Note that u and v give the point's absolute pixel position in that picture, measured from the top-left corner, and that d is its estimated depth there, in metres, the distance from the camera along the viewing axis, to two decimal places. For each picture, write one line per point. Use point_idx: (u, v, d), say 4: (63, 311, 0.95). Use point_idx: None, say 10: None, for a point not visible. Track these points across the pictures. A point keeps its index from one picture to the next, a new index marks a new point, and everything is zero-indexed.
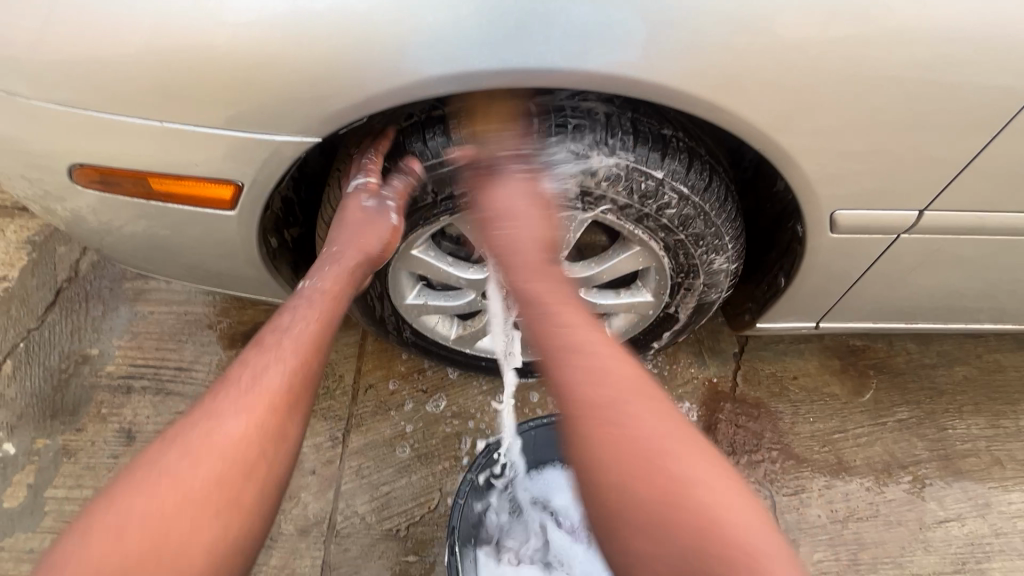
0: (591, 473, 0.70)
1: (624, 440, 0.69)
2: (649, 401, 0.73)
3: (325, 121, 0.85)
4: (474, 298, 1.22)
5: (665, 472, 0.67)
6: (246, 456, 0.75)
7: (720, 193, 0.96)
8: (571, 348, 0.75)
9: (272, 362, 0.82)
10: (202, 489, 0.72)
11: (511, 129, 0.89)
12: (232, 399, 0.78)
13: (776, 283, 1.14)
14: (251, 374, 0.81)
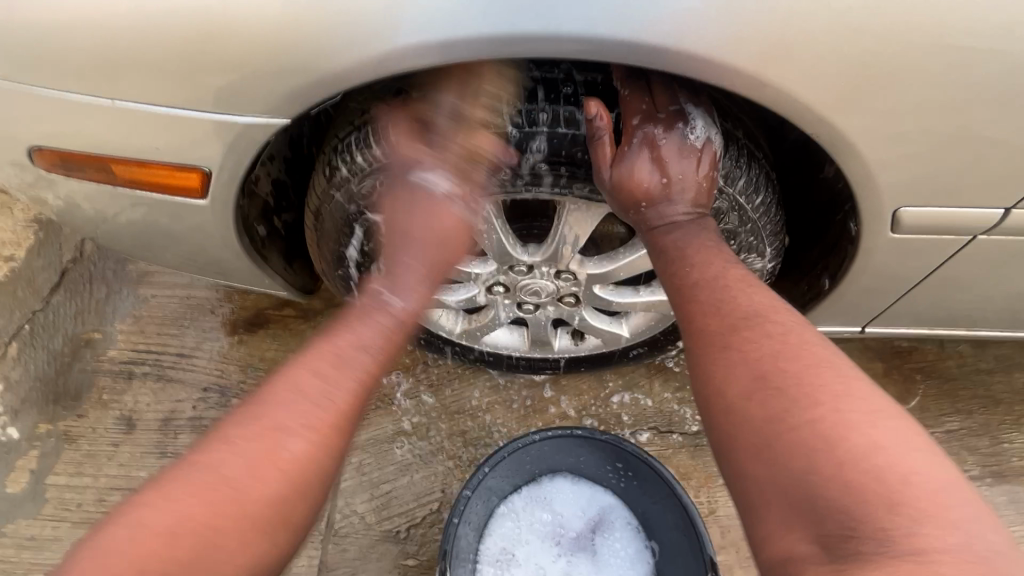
0: (713, 389, 0.67)
1: (721, 351, 0.68)
2: (788, 329, 0.68)
3: (297, 101, 0.74)
4: (478, 293, 1.12)
5: (761, 381, 0.63)
6: (249, 508, 0.63)
7: (758, 183, 0.82)
8: (692, 277, 0.75)
9: (297, 400, 0.69)
10: (219, 533, 0.62)
11: (513, 108, 0.76)
12: (237, 451, 0.65)
13: (819, 285, 1.00)
14: (315, 394, 0.70)
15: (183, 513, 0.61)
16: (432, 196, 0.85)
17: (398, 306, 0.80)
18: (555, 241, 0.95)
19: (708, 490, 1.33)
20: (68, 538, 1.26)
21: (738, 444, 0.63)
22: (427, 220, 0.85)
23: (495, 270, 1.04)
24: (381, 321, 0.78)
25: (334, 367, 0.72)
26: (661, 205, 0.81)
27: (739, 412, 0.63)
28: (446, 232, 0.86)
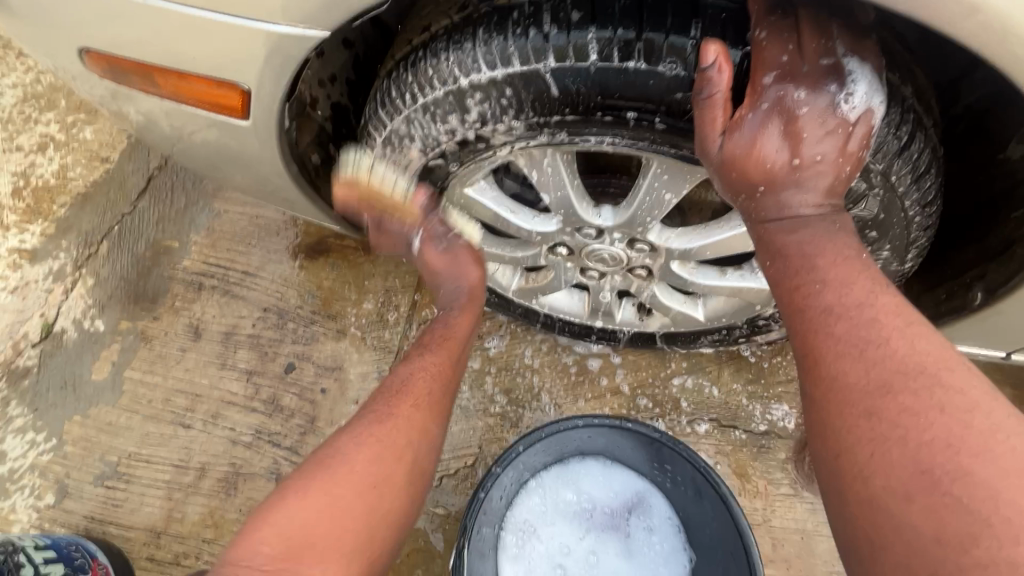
0: (846, 470, 0.51)
1: (869, 425, 0.51)
2: (974, 404, 0.49)
3: (344, 11, 0.64)
4: (537, 252, 1.01)
5: (930, 483, 0.47)
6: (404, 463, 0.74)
7: (919, 161, 0.61)
8: (826, 307, 0.57)
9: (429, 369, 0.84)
10: (370, 484, 0.70)
11: (600, 34, 0.60)
12: (398, 401, 0.78)
13: (968, 299, 0.78)
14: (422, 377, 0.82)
15: (351, 457, 0.71)
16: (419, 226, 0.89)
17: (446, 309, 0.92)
18: (634, 205, 0.80)
19: (766, 497, 1.20)
20: (138, 428, 1.37)
21: (885, 555, 0.47)
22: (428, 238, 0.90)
23: (560, 229, 0.91)
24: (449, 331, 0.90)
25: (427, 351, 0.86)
26: (783, 193, 0.61)
27: (883, 515, 0.48)
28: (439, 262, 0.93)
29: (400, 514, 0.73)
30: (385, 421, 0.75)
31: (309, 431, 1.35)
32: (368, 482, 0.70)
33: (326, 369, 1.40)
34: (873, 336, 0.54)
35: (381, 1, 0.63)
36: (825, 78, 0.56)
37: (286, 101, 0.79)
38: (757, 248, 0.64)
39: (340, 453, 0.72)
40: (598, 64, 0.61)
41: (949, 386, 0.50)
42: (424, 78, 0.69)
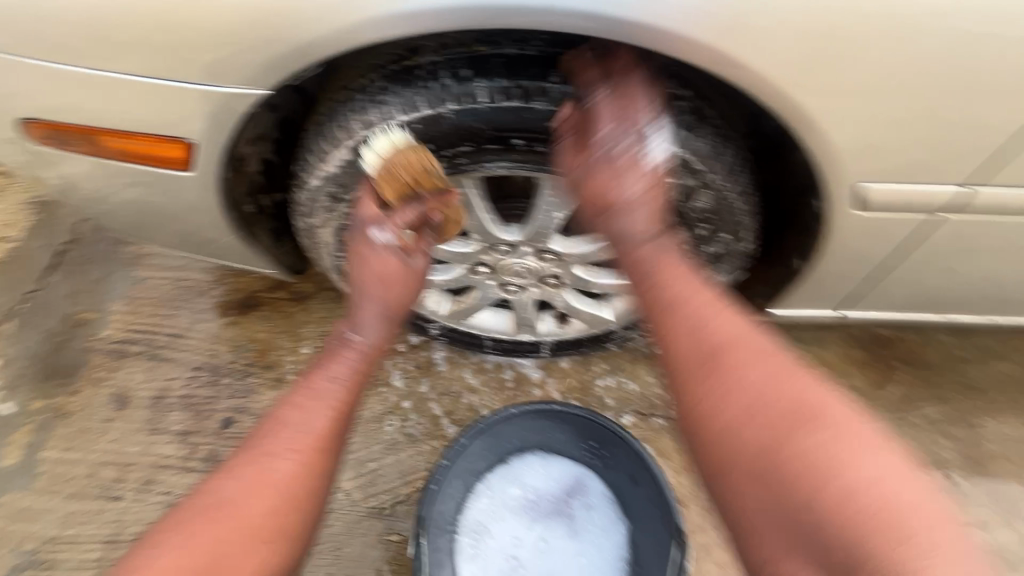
0: (717, 441, 0.74)
1: (710, 384, 0.76)
2: (765, 361, 0.75)
3: (276, 71, 0.78)
4: (461, 273, 1.14)
5: (753, 420, 0.72)
6: (297, 492, 0.84)
7: (729, 163, 0.84)
8: (678, 308, 0.81)
9: (318, 405, 0.91)
10: (260, 521, 0.80)
11: (488, 83, 0.77)
12: (288, 437, 0.87)
13: (790, 267, 1.03)
14: (297, 422, 0.88)
15: (240, 492, 0.81)
16: (378, 249, 0.94)
17: (360, 336, 0.98)
18: (535, 220, 0.97)
19: (689, 473, 1.35)
20: (59, 509, 1.29)
21: (728, 466, 0.73)
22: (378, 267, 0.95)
23: (478, 249, 1.06)
24: (343, 351, 0.97)
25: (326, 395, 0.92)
26: (617, 219, 0.85)
27: (740, 448, 0.72)
28: (388, 274, 0.97)
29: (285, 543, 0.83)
30: (273, 464, 0.84)
31: None
32: (259, 519, 0.81)
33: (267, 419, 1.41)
34: (704, 323, 0.79)
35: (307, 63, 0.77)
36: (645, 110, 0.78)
37: (227, 151, 0.91)
38: (624, 266, 0.88)
39: (223, 499, 0.81)
40: (489, 105, 0.78)
41: (757, 346, 0.76)
42: (348, 128, 0.85)
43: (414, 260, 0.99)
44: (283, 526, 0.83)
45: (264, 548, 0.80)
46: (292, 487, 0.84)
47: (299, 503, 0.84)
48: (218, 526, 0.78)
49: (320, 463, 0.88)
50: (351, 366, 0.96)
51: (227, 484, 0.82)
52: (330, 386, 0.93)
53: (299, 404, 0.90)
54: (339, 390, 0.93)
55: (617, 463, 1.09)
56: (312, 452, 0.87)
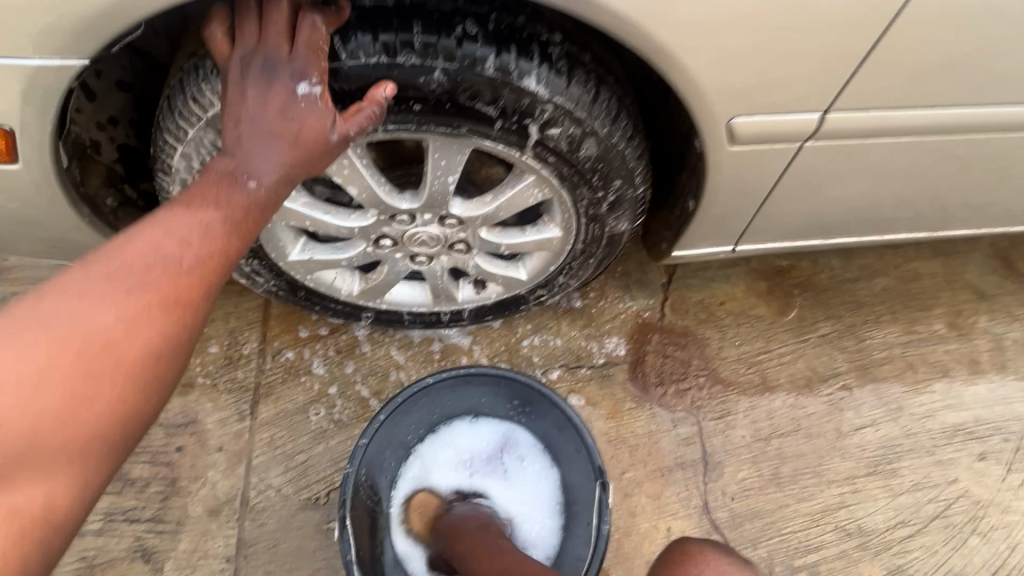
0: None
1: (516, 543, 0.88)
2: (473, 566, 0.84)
3: (94, 38, 0.70)
4: (364, 249, 1.10)
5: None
6: (169, 351, 0.63)
7: (610, 107, 0.85)
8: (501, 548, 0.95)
9: (201, 250, 0.66)
10: (128, 360, 0.60)
11: (348, 40, 0.73)
12: (158, 274, 0.63)
13: (686, 208, 1.07)
14: (173, 257, 0.64)
15: (111, 322, 0.59)
16: (282, 88, 0.70)
17: (257, 184, 0.70)
18: (429, 187, 0.93)
19: (617, 415, 1.41)
20: None
21: None
22: (291, 120, 0.70)
23: (376, 222, 1.01)
24: (234, 199, 0.69)
25: (215, 231, 0.67)
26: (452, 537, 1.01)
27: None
28: (301, 140, 0.71)
29: (154, 400, 0.62)
30: (141, 301, 0.61)
31: (170, 495, 1.25)
32: (129, 359, 0.60)
33: (179, 428, 1.31)
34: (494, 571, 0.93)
35: (129, 27, 0.70)
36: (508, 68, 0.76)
37: (59, 137, 0.82)
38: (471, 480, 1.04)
39: (77, 326, 0.57)
40: (352, 63, 0.74)
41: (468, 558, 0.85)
42: (201, 99, 0.76)
43: (331, 125, 0.72)
44: (148, 377, 0.61)
45: (134, 397, 0.60)
46: (167, 330, 0.62)
47: (170, 357, 0.63)
48: (74, 360, 0.56)
49: (199, 300, 0.65)
50: (244, 212, 0.70)
51: (87, 307, 0.58)
52: (208, 234, 0.67)
53: (170, 230, 0.65)
54: (228, 235, 0.68)
55: (545, 416, 1.12)
56: (190, 285, 0.65)
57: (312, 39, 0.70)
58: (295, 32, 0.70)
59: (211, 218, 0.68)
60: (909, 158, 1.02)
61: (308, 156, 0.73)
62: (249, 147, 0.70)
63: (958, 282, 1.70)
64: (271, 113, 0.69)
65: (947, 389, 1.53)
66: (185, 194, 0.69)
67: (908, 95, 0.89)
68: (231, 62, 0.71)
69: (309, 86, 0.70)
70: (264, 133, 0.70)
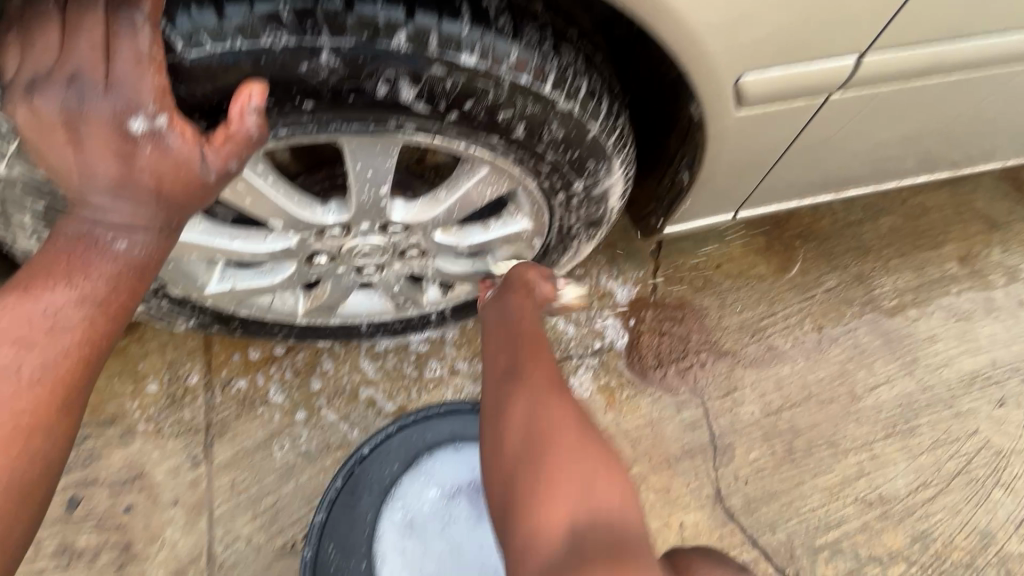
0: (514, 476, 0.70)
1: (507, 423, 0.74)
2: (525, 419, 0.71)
3: None
4: (296, 268, 0.91)
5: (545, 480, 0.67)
6: (14, 494, 0.50)
7: (572, 71, 0.66)
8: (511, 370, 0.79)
9: (52, 345, 0.54)
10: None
11: (195, 20, 0.54)
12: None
13: (679, 179, 0.89)
14: (18, 365, 0.52)
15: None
16: (108, 118, 0.52)
17: (128, 249, 0.56)
18: (355, 195, 0.75)
19: (615, 407, 1.28)
20: None
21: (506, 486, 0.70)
22: (144, 166, 0.54)
23: (301, 240, 0.82)
24: (96, 271, 0.56)
25: (71, 320, 0.55)
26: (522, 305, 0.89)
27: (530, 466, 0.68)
28: (155, 179, 0.54)
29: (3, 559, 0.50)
30: None
31: (126, 562, 1.11)
32: None
33: (124, 484, 1.15)
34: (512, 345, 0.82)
35: None
36: (426, 37, 0.58)
37: None
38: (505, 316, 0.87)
39: None
40: (210, 53, 0.55)
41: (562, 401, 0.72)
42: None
43: (200, 159, 0.55)
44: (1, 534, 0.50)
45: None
46: (9, 471, 0.50)
47: (22, 501, 0.51)
48: None
49: (54, 417, 0.53)
50: (116, 281, 0.57)
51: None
52: (61, 322, 0.54)
53: (4, 333, 0.52)
54: (92, 318, 0.55)
55: None
56: (37, 401, 0.52)
57: (131, 44, 0.51)
58: (103, 38, 0.51)
59: (65, 300, 0.55)
60: (943, 92, 0.85)
61: (171, 197, 0.56)
62: (97, 203, 0.55)
63: (967, 212, 1.56)
64: (104, 154, 0.53)
65: (963, 332, 1.42)
66: (26, 273, 0.56)
67: (955, 15, 0.70)
68: (19, 99, 0.52)
69: (152, 118, 0.53)
70: (111, 186, 0.54)
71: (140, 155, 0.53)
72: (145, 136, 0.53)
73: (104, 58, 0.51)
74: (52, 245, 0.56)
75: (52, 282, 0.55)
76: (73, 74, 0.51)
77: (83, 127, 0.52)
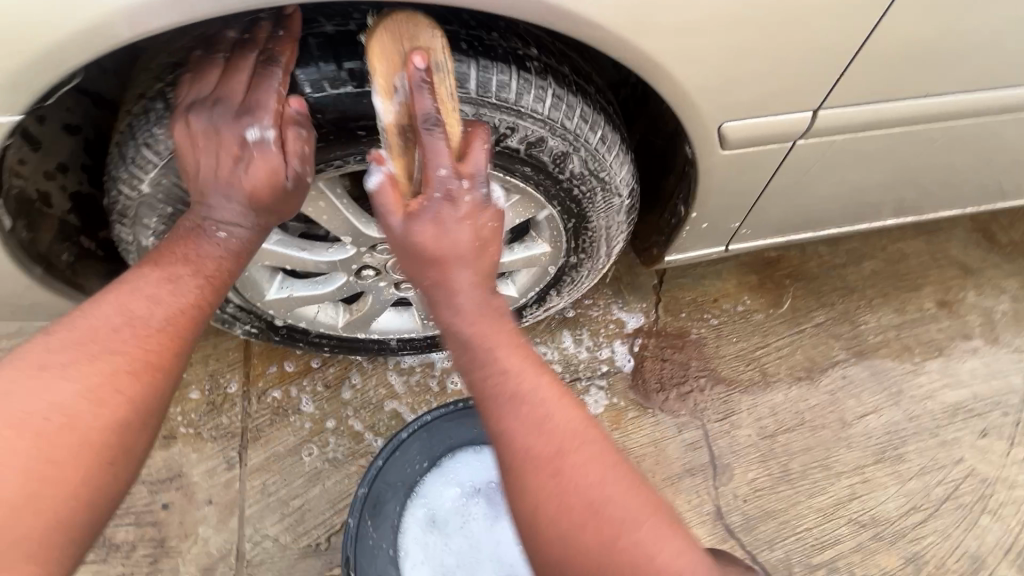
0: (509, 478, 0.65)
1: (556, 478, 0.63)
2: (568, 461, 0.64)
3: (34, 86, 0.64)
4: (345, 281, 1.05)
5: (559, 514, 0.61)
6: (137, 412, 0.65)
7: (591, 118, 0.82)
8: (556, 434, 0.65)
9: (173, 301, 0.70)
10: (101, 430, 0.62)
11: (310, 71, 0.71)
12: (130, 332, 0.66)
13: (677, 212, 1.04)
14: (149, 315, 0.68)
15: (72, 397, 0.61)
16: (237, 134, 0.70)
17: (226, 237, 0.74)
18: None
19: (620, 426, 1.37)
20: None
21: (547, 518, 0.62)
22: (243, 170, 0.72)
23: (357, 253, 0.96)
24: (203, 254, 0.73)
25: (187, 286, 0.72)
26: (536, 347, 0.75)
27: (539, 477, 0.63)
28: (254, 183, 0.72)
29: (125, 466, 0.64)
30: (106, 365, 0.64)
31: (159, 556, 1.18)
32: (97, 431, 0.62)
33: (163, 482, 1.24)
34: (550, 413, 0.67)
35: (70, 73, 0.64)
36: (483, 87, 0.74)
37: None
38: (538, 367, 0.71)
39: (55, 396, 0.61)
40: (317, 95, 0.72)
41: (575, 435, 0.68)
42: (155, 145, 0.74)
43: (292, 169, 0.72)
44: (128, 440, 0.64)
45: (109, 467, 0.62)
46: (141, 392, 0.65)
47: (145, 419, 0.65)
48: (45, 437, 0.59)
49: (173, 358, 0.68)
50: (217, 261, 0.74)
51: (52, 385, 0.61)
52: (177, 289, 0.71)
53: (139, 291, 0.69)
54: (201, 286, 0.73)
55: None
56: (162, 342, 0.68)
57: (265, 82, 0.69)
58: (247, 79, 0.70)
59: (182, 272, 0.72)
60: (898, 147, 1.01)
61: (266, 198, 0.73)
62: (214, 202, 0.73)
63: (943, 258, 1.71)
64: (227, 161, 0.71)
65: (944, 367, 1.53)
66: (158, 251, 0.74)
67: (899, 83, 0.88)
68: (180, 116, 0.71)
69: (252, 131, 0.70)
70: (224, 188, 0.72)
71: (252, 163, 0.71)
72: (257, 148, 0.70)
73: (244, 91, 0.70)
74: (178, 231, 0.75)
75: (176, 256, 0.73)
76: (221, 102, 0.70)
77: (217, 139, 0.70)
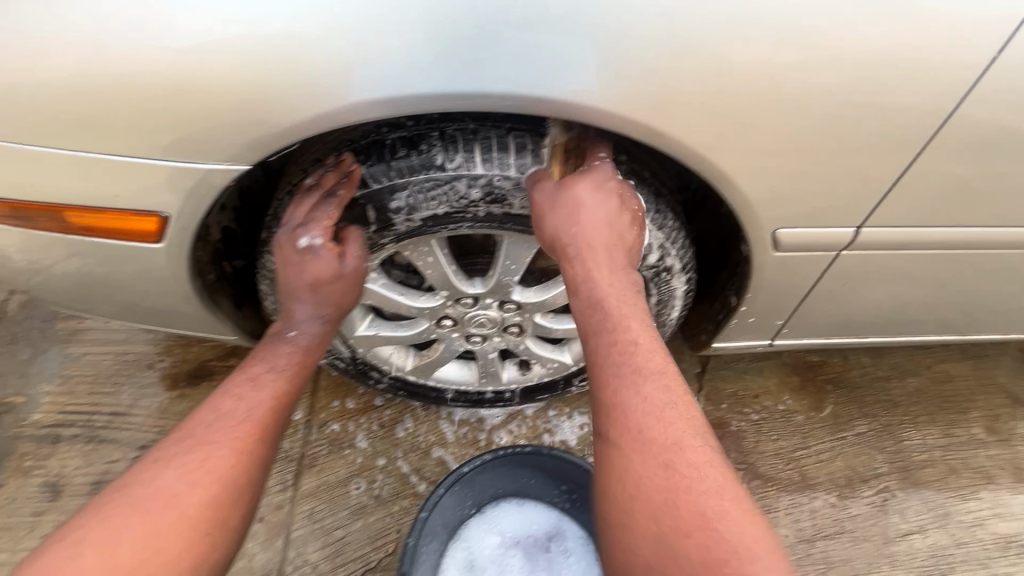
0: (624, 484, 0.75)
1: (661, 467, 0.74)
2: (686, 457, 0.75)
3: (261, 149, 0.84)
4: (426, 328, 1.19)
5: (673, 499, 0.72)
6: (248, 470, 0.84)
7: (663, 215, 0.99)
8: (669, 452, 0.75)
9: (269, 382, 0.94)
10: (223, 487, 0.80)
11: (452, 155, 0.90)
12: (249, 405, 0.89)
13: (728, 302, 1.16)
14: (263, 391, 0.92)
15: (211, 452, 0.82)
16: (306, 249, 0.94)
17: (296, 333, 1.02)
18: (496, 274, 1.06)
19: None
20: None
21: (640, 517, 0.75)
22: (304, 272, 0.96)
23: (443, 303, 1.12)
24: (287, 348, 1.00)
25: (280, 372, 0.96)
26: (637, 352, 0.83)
27: (631, 461, 0.75)
28: (324, 278, 0.96)
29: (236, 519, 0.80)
30: (233, 424, 0.86)
31: None
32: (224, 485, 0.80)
33: None
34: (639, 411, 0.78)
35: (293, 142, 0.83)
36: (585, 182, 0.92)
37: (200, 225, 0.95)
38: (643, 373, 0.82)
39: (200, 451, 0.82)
40: (454, 174, 0.90)
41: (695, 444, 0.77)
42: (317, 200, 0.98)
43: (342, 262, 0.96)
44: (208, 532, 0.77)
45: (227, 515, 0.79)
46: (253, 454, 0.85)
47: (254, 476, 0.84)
48: (190, 484, 0.78)
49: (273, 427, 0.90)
50: (299, 352, 1.00)
51: (159, 475, 0.78)
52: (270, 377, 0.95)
53: (251, 376, 0.94)
54: (288, 371, 0.97)
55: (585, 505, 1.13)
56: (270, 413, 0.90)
57: (323, 203, 0.93)
58: (311, 202, 0.94)
59: (273, 363, 0.97)
60: (938, 268, 1.11)
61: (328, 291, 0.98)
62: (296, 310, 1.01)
63: (991, 384, 1.70)
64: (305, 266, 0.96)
65: (994, 497, 1.49)
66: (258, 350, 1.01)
67: (939, 215, 1.00)
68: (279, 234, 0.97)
69: (310, 240, 0.93)
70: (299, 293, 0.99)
71: (318, 265, 0.95)
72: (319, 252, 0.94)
73: (311, 211, 0.93)
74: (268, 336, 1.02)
75: (271, 350, 0.99)
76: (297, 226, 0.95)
77: (299, 254, 0.95)
